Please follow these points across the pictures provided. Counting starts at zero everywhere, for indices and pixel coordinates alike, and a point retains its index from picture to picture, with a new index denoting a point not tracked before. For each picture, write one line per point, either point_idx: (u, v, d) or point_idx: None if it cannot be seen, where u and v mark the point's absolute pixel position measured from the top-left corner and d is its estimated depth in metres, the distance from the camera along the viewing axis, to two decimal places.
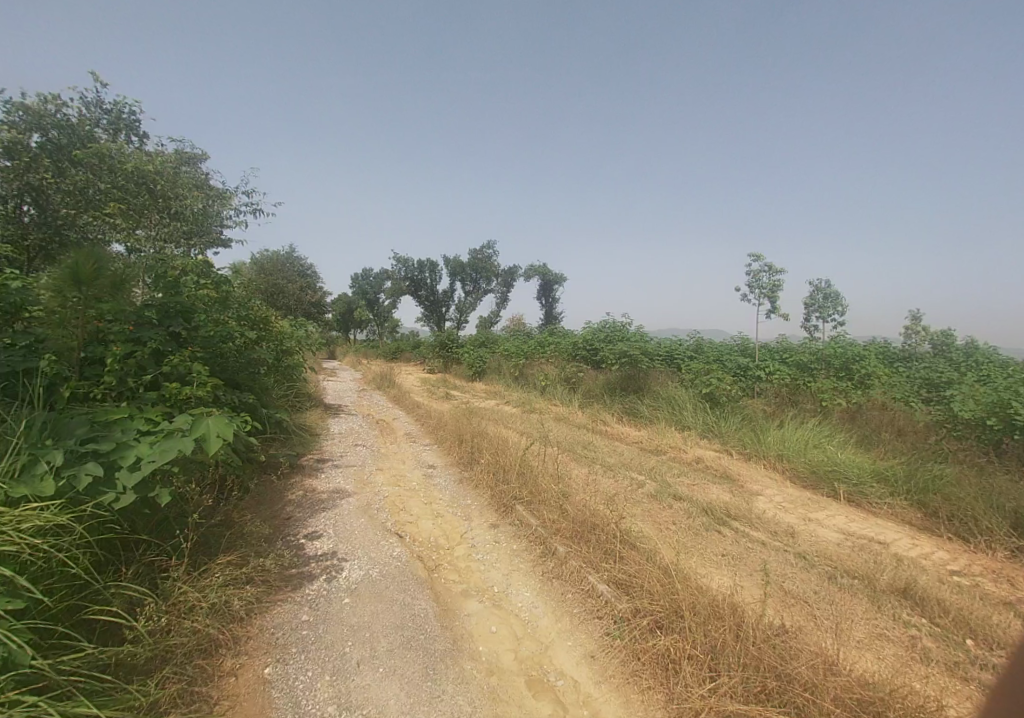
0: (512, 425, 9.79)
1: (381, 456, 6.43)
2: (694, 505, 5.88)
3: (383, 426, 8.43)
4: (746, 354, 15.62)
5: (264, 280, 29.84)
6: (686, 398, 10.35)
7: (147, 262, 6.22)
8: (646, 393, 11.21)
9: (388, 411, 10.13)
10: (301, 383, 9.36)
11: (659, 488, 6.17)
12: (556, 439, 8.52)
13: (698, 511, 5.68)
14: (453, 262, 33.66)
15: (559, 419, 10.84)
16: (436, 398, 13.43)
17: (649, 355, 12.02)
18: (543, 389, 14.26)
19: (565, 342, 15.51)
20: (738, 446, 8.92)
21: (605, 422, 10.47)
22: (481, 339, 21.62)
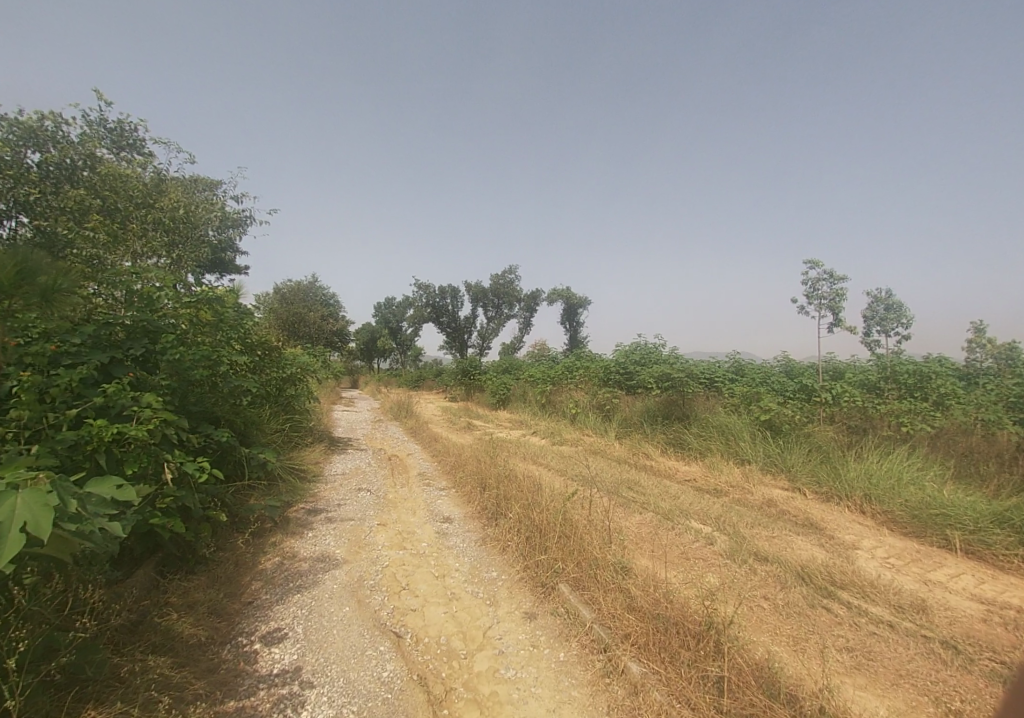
0: (541, 460, 8.52)
1: (386, 504, 5.25)
2: (786, 568, 4.51)
3: (393, 464, 7.26)
4: (796, 374, 14.04)
5: (285, 311, 29.56)
6: (741, 426, 8.94)
7: (122, 276, 5.31)
8: (693, 421, 9.83)
9: (402, 445, 8.99)
10: (305, 415, 8.35)
11: (735, 545, 4.82)
12: (596, 478, 7.25)
13: (794, 577, 4.30)
14: (474, 287, 32.99)
15: (594, 452, 9.53)
16: (456, 429, 12.26)
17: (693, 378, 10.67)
18: (573, 417, 12.93)
19: (596, 365, 14.21)
20: (811, 485, 7.38)
21: (648, 456, 9.11)
22: (505, 365, 20.53)
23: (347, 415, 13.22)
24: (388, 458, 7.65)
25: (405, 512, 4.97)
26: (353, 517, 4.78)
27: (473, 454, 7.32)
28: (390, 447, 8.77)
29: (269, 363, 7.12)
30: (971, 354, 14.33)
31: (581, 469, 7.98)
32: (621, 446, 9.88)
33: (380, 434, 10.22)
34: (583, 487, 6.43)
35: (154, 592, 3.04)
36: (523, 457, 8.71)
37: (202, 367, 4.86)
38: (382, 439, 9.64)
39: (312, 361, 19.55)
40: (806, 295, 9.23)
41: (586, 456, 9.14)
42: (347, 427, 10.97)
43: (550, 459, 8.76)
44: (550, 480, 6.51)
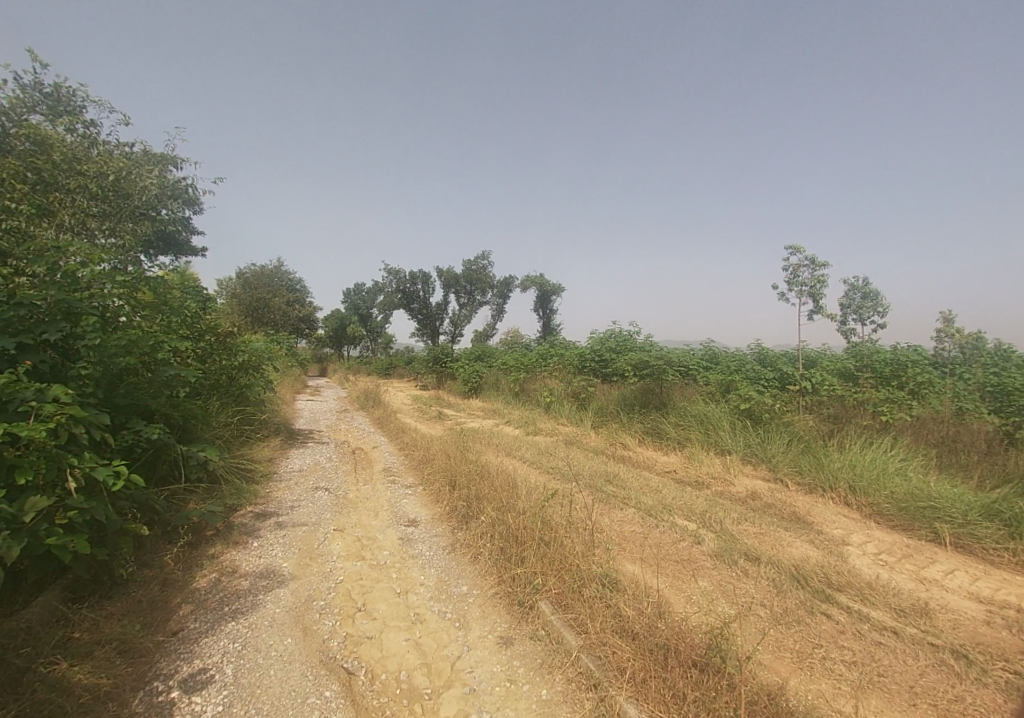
0: (515, 452, 8.10)
1: (345, 506, 4.74)
2: (778, 569, 4.25)
3: (355, 458, 6.71)
4: (770, 363, 14.01)
5: (247, 296, 28.17)
6: (721, 416, 8.73)
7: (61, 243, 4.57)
8: (671, 409, 9.56)
9: (367, 436, 8.43)
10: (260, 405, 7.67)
11: (724, 545, 4.53)
12: (574, 470, 6.87)
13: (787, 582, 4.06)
14: (447, 273, 32.20)
15: (571, 442, 9.16)
16: (426, 419, 11.75)
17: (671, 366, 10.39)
18: (547, 406, 12.55)
19: (571, 352, 13.83)
20: (794, 474, 7.28)
21: (626, 446, 8.80)
22: (477, 352, 20.01)
23: (309, 404, 12.48)
24: (351, 452, 7.11)
25: (365, 515, 4.47)
26: (306, 521, 4.25)
27: (447, 447, 6.88)
28: (353, 439, 8.19)
29: (220, 350, 6.43)
30: (936, 344, 14.61)
31: (557, 461, 7.58)
32: (598, 436, 9.56)
33: (344, 425, 9.60)
34: (561, 482, 6.05)
35: (47, 629, 2.47)
36: (496, 449, 8.27)
37: (135, 352, 4.24)
38: (346, 430, 9.03)
39: (274, 347, 18.56)
40: (788, 281, 9.01)
41: (562, 447, 8.76)
42: (309, 416, 10.30)
43: (525, 450, 8.35)
44: (526, 474, 6.10)
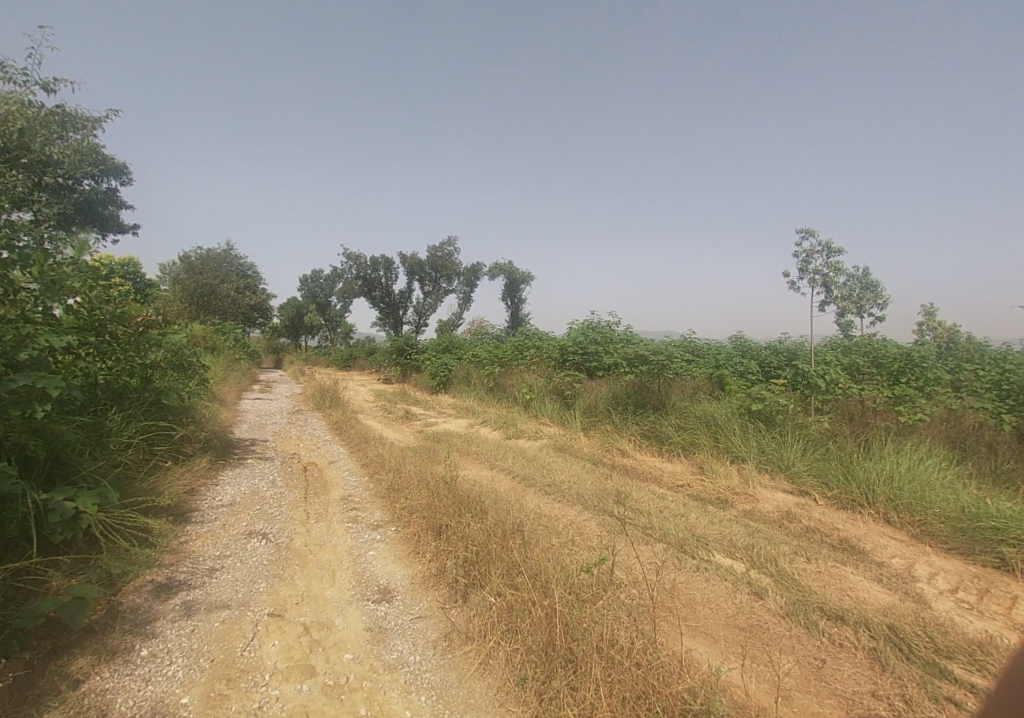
0: (500, 459, 6.86)
1: (290, 561, 3.45)
2: (865, 646, 3.36)
3: (307, 479, 5.35)
4: (758, 356, 13.35)
5: (191, 281, 25.60)
6: (731, 419, 7.80)
7: None
8: (672, 410, 8.53)
9: (322, 445, 7.01)
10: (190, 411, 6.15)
11: (791, 613, 3.61)
12: (576, 488, 5.72)
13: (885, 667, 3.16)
14: (411, 259, 30.39)
15: (562, 447, 7.99)
16: (392, 420, 10.40)
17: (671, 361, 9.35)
18: (526, 402, 11.31)
19: (552, 345, 12.62)
20: (820, 488, 6.54)
21: (625, 453, 7.70)
22: (445, 343, 18.62)
23: (254, 402, 10.78)
24: (303, 471, 5.74)
25: (318, 580, 3.20)
26: (231, 595, 2.95)
27: (422, 462, 5.63)
28: (304, 449, 6.75)
29: (128, 347, 4.91)
30: (918, 337, 14.40)
31: (552, 471, 6.38)
32: (591, 440, 8.44)
33: (293, 430, 8.07)
34: (568, 513, 4.92)
35: None
36: (476, 458, 7.00)
37: None
38: (295, 436, 7.55)
39: (217, 338, 16.51)
40: (799, 269, 8.39)
41: (553, 454, 7.56)
42: (250, 418, 8.70)
43: (511, 458, 7.08)
44: (524, 500, 4.90)
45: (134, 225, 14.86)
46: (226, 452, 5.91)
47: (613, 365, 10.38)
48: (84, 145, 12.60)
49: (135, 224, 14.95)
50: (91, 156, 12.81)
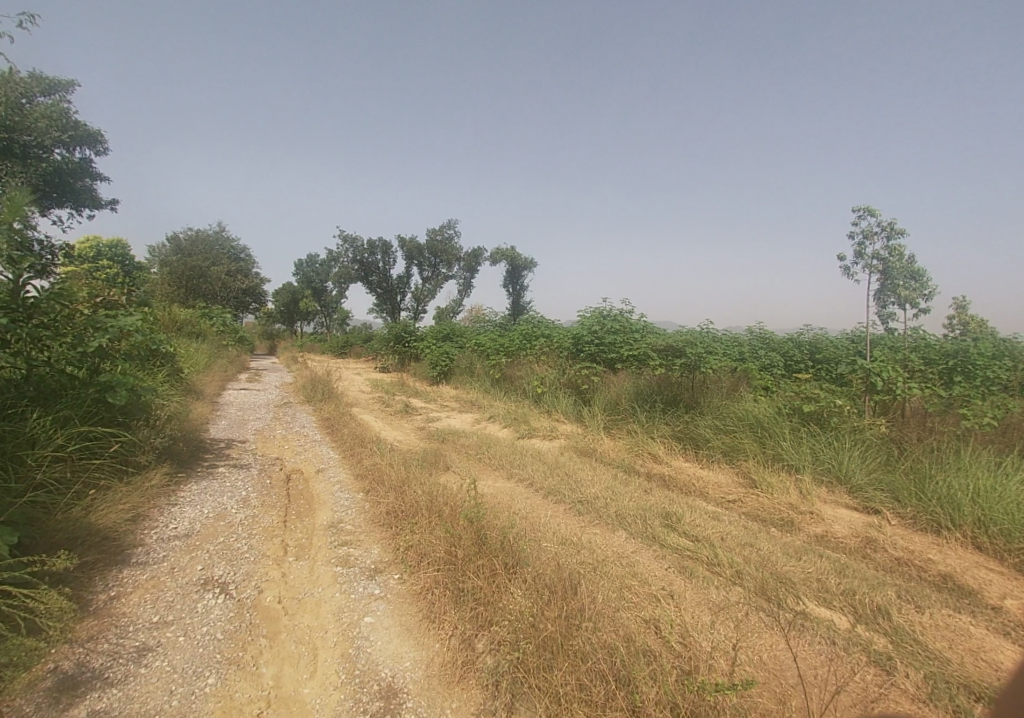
0: (518, 465, 5.89)
1: (258, 629, 2.53)
2: None
3: (289, 495, 4.41)
4: (784, 351, 12.40)
5: (178, 263, 24.40)
6: (776, 423, 6.88)
7: None
8: (706, 410, 7.58)
9: (310, 446, 6.03)
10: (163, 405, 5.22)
11: (928, 698, 2.71)
12: (613, 505, 4.77)
13: None
14: (409, 244, 29.18)
15: (584, 449, 7.01)
16: (390, 414, 9.44)
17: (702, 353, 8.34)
18: (537, 396, 10.30)
19: (564, 333, 11.58)
20: (889, 506, 5.68)
21: (658, 459, 6.74)
22: (445, 331, 17.57)
23: (238, 393, 9.76)
24: (285, 482, 4.78)
25: (293, 666, 2.28)
26: (163, 706, 2.04)
27: (429, 475, 4.67)
28: (289, 452, 5.79)
29: (67, 331, 3.92)
30: (951, 331, 13.52)
31: (579, 481, 5.41)
32: (616, 442, 7.47)
33: (278, 426, 7.08)
34: (611, 543, 3.99)
35: None
36: (489, 462, 6.03)
37: None
38: (279, 435, 6.55)
39: (202, 323, 15.37)
40: (854, 252, 7.77)
41: (576, 457, 6.58)
42: (229, 413, 7.66)
43: (528, 462, 6.10)
44: (556, 529, 3.96)
45: (111, 200, 13.66)
46: (194, 459, 4.95)
47: (635, 358, 9.39)
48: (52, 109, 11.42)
49: (113, 200, 13.77)
50: (62, 122, 11.64)
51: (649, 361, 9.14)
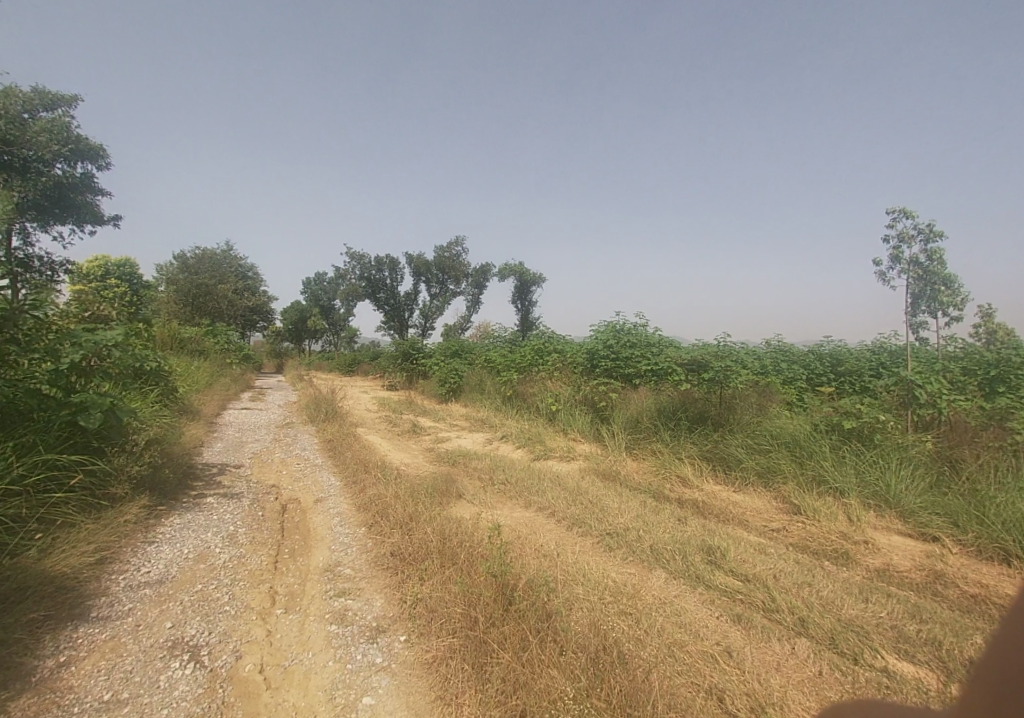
0: (536, 491, 5.38)
1: (232, 711, 2.06)
2: None
3: (283, 530, 3.94)
4: (808, 364, 11.82)
5: (186, 281, 24.32)
6: (814, 442, 6.32)
7: None
8: (736, 428, 7.03)
9: (309, 471, 5.57)
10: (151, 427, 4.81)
11: None
12: (645, 537, 4.25)
13: None
14: (416, 260, 29.02)
15: (606, 471, 6.48)
16: (397, 435, 8.97)
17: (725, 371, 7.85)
18: (550, 414, 9.79)
19: (578, 348, 11.10)
20: (950, 532, 5.09)
21: (686, 482, 6.19)
22: (454, 348, 17.16)
23: (239, 413, 9.34)
24: (280, 514, 4.32)
25: None
26: None
27: (438, 505, 4.18)
28: (286, 478, 5.32)
29: (39, 344, 3.53)
30: (984, 342, 12.86)
31: (605, 509, 4.89)
32: (639, 463, 6.94)
33: (277, 449, 6.63)
34: (648, 586, 3.47)
35: None
36: (503, 488, 5.52)
37: None
38: (277, 459, 6.10)
39: (205, 341, 15.07)
40: (889, 258, 7.29)
41: (598, 481, 6.05)
42: (226, 435, 7.23)
43: (546, 487, 5.59)
44: (584, 571, 3.44)
45: (114, 218, 13.52)
46: (181, 487, 4.51)
47: (654, 372, 8.88)
48: (54, 126, 11.32)
49: (117, 217, 13.63)
50: (65, 140, 11.54)
51: (670, 376, 8.63)
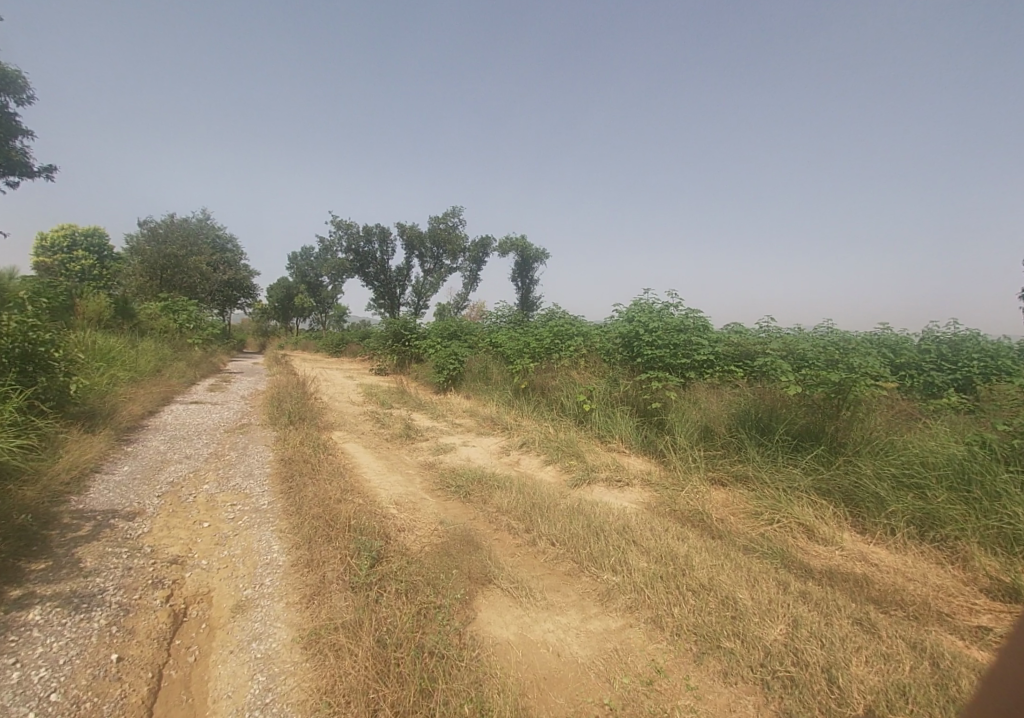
0: (604, 564, 3.40)
1: None
2: None
3: (151, 708, 2.00)
4: (881, 356, 9.88)
5: (153, 250, 21.76)
6: (997, 472, 4.38)
7: None
8: (861, 448, 5.10)
9: (244, 520, 3.52)
10: None
11: None
12: (841, 690, 2.48)
13: None
14: (409, 232, 26.59)
15: (689, 517, 4.52)
16: (386, 441, 6.94)
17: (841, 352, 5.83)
18: (580, 415, 7.72)
19: (609, 330, 8.97)
20: None
21: (810, 541, 4.36)
22: (453, 327, 15.00)
23: (180, 411, 7.17)
24: (165, 642, 2.34)
25: None
26: None
27: (458, 655, 2.23)
28: (201, 538, 3.29)
29: None
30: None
31: (734, 618, 3.03)
32: (729, 500, 4.98)
33: (208, 472, 4.55)
34: None
35: None
36: (550, 555, 3.52)
37: None
38: (202, 493, 4.03)
39: (159, 318, 12.72)
40: None
41: (685, 535, 4.09)
42: (142, 449, 5.11)
43: (615, 550, 3.61)
44: None
45: (46, 169, 11.10)
46: None
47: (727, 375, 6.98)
48: None
49: (49, 167, 11.15)
50: None
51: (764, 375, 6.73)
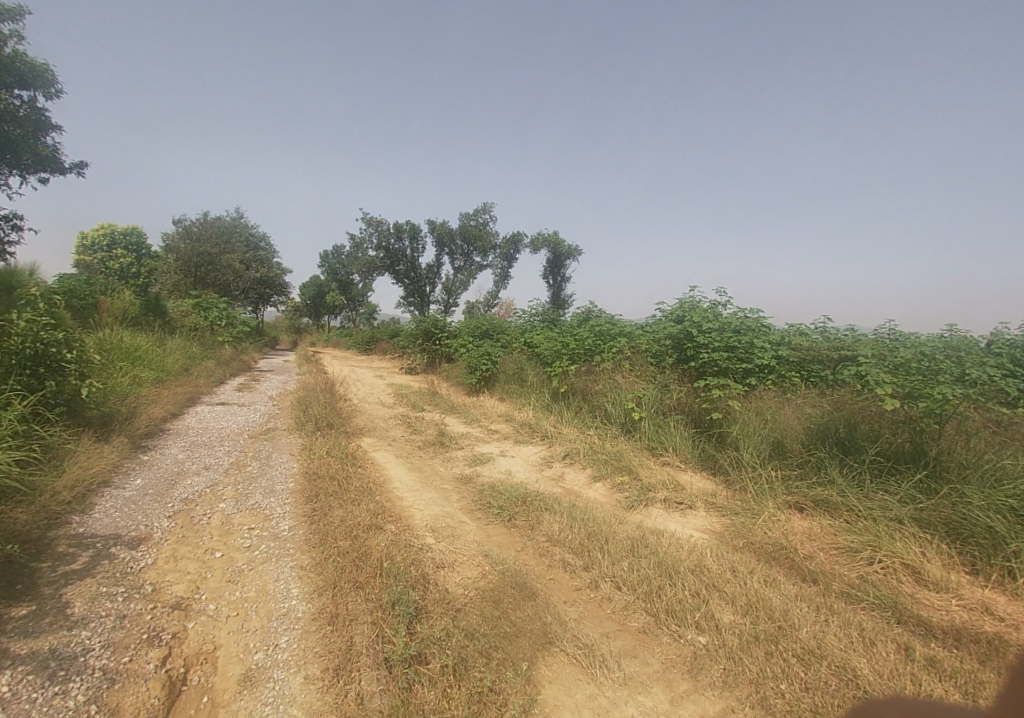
0: (684, 620, 2.82)
1: None
2: None
3: None
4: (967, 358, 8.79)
5: (188, 247, 21.99)
6: None
7: None
8: (972, 473, 4.29)
9: (262, 551, 3.07)
10: None
11: None
12: None
13: None
14: (439, 228, 26.22)
15: (772, 553, 3.86)
16: (419, 449, 6.47)
17: (941, 356, 4.98)
18: (628, 424, 7.06)
19: (657, 330, 8.25)
20: None
21: (922, 587, 3.64)
22: (485, 325, 14.48)
23: (205, 414, 6.87)
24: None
25: None
26: None
27: None
28: (211, 575, 2.86)
29: None
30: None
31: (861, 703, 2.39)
32: (813, 531, 4.28)
33: (226, 486, 4.14)
34: None
35: None
36: (616, 606, 2.95)
37: None
38: (217, 513, 3.62)
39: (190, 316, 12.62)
40: None
41: (775, 579, 3.45)
42: (161, 458, 4.77)
43: (694, 600, 3.01)
44: None
45: (78, 164, 11.09)
46: None
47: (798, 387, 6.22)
48: None
49: (82, 163, 11.15)
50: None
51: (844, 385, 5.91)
